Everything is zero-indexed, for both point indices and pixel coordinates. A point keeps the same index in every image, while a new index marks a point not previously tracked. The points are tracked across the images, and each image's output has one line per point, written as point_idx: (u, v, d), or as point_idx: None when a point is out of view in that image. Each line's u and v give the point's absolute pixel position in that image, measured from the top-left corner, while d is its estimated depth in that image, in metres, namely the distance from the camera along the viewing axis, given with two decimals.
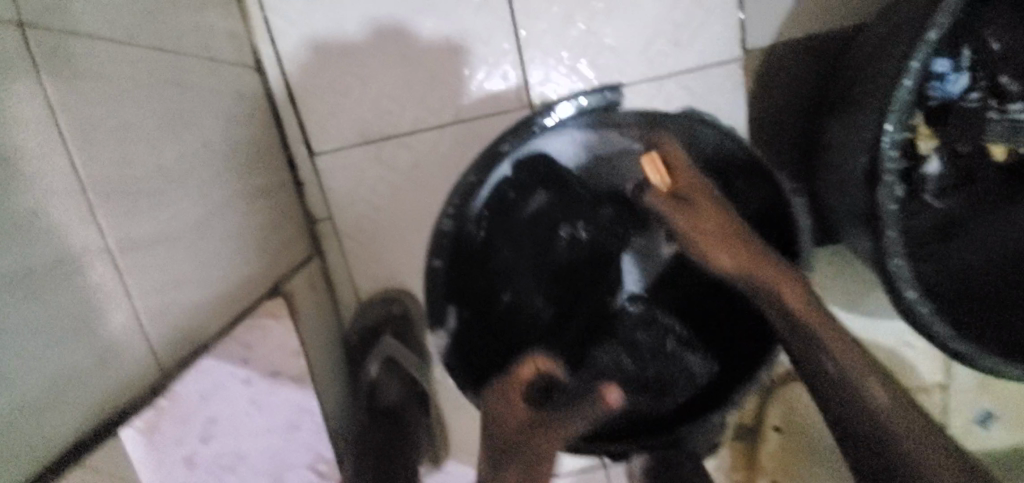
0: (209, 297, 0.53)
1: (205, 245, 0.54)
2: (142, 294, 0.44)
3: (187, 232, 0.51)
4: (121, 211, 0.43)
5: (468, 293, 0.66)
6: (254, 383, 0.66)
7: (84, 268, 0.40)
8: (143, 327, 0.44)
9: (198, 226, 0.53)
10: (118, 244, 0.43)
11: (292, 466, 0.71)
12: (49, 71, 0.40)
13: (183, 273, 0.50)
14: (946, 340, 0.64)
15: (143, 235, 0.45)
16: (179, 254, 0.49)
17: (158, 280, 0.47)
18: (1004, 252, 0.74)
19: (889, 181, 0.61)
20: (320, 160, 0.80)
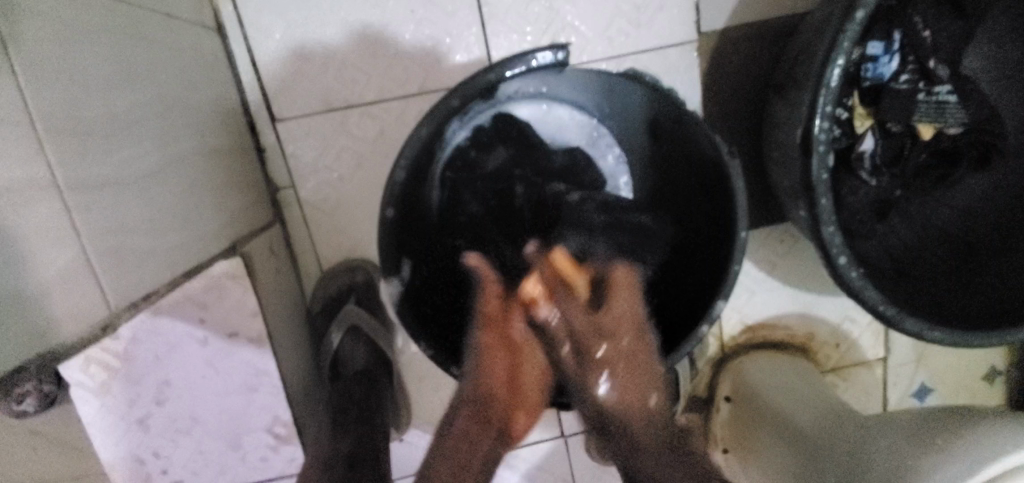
0: (162, 248, 0.54)
1: (155, 197, 0.54)
2: (93, 233, 0.45)
3: (136, 183, 0.52)
4: (82, 152, 0.45)
5: (421, 252, 0.65)
6: (211, 344, 0.71)
7: (39, 199, 0.40)
8: (94, 264, 0.45)
9: (155, 178, 0.55)
10: (71, 184, 0.43)
11: (252, 427, 0.75)
12: (21, 12, 0.41)
13: (141, 220, 0.52)
14: (875, 302, 0.68)
15: (93, 176, 0.46)
16: (128, 201, 0.50)
17: (117, 222, 0.48)
18: (930, 230, 0.82)
19: (820, 151, 0.65)
20: (283, 128, 0.80)
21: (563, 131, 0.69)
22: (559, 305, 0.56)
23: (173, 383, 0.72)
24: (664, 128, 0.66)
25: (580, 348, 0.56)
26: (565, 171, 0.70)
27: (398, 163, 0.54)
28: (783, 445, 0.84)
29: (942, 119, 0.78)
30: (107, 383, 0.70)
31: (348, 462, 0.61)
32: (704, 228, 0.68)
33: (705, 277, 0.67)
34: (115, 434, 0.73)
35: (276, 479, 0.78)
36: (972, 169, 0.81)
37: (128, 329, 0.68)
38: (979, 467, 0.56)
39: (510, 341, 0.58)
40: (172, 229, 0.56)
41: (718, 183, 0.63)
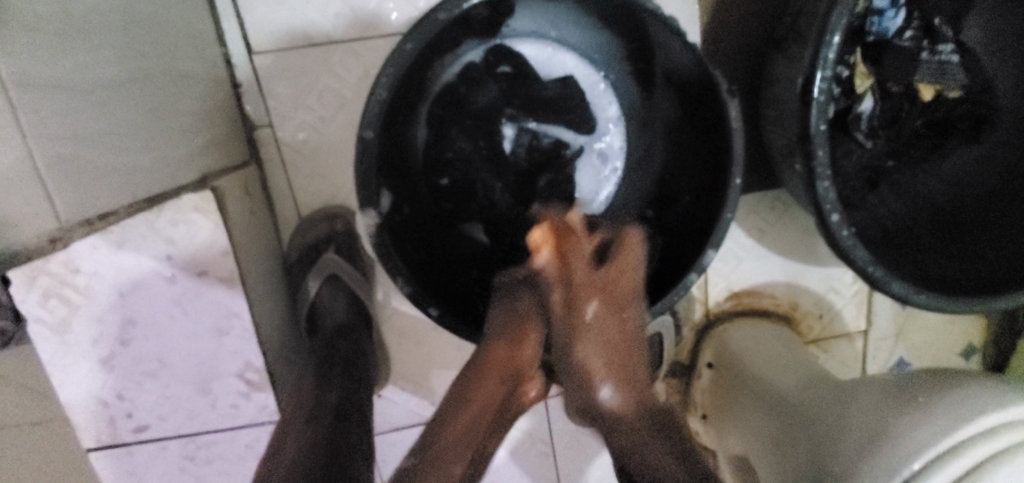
0: (112, 162, 0.52)
1: (111, 110, 0.52)
2: (38, 132, 0.44)
3: (92, 90, 0.50)
4: (16, 46, 0.42)
5: (395, 176, 0.64)
6: (179, 282, 0.67)
7: None
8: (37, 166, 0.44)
9: (112, 93, 0.52)
10: (13, 77, 0.42)
11: (221, 373, 0.72)
12: None
13: (88, 131, 0.49)
14: (860, 260, 0.66)
15: (42, 74, 0.44)
16: (77, 107, 0.48)
17: (54, 131, 0.45)
18: (920, 202, 0.81)
19: (818, 100, 0.62)
20: (260, 63, 0.76)
21: (552, 66, 0.72)
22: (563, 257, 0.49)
23: (138, 322, 0.68)
24: (656, 70, 0.67)
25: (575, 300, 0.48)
26: (556, 109, 0.72)
27: (380, 78, 0.51)
28: (763, 410, 0.82)
29: (943, 79, 0.76)
30: (68, 319, 0.67)
31: (335, 412, 0.58)
32: (694, 175, 0.67)
33: (693, 225, 0.66)
34: (75, 374, 0.69)
35: (247, 428, 0.76)
36: (964, 141, 0.80)
37: (90, 264, 0.64)
38: (957, 425, 0.55)
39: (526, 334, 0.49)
40: (123, 150, 0.53)
41: (717, 125, 0.61)
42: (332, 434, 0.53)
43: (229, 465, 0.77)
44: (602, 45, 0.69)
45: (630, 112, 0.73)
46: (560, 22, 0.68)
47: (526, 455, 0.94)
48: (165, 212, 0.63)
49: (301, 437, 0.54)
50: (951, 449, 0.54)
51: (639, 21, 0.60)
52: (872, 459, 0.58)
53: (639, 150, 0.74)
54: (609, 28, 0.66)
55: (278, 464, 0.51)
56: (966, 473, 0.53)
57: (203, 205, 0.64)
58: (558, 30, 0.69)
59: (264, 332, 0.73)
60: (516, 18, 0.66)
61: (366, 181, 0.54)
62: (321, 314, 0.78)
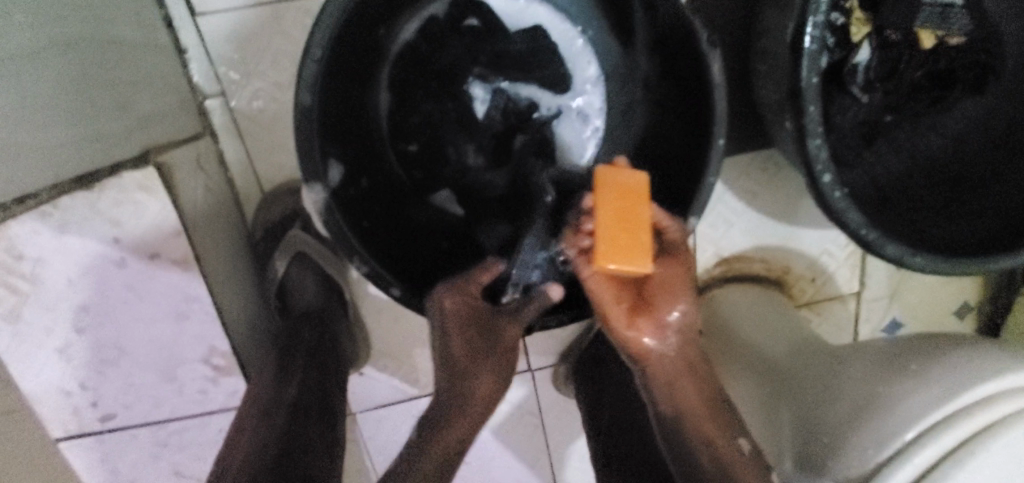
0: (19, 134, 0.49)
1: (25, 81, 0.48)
2: None
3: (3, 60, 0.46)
4: None
5: (348, 146, 0.59)
6: (129, 266, 0.64)
7: None
8: None
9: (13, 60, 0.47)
10: None
11: (185, 359, 0.69)
12: None
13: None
14: (852, 222, 0.62)
15: None
16: None
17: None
18: (918, 158, 0.77)
19: (810, 49, 0.57)
20: (205, 25, 0.69)
21: (520, 18, 0.66)
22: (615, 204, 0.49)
23: (92, 310, 0.64)
24: (633, 19, 0.62)
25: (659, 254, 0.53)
26: (527, 65, 0.66)
27: (311, 39, 0.46)
28: (749, 377, 0.80)
29: (944, 25, 0.71)
30: (18, 308, 0.63)
31: (294, 402, 0.56)
32: (679, 134, 0.62)
33: (677, 190, 0.61)
34: (32, 364, 0.66)
35: (219, 413, 0.73)
36: (967, 92, 0.75)
37: (34, 248, 0.60)
38: (955, 393, 0.53)
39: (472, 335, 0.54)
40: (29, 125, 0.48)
41: (700, 80, 0.55)
42: (287, 429, 0.52)
43: (203, 451, 0.75)
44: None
45: (611, 68, 0.68)
46: None
47: (513, 429, 0.91)
48: (107, 192, 0.60)
49: (255, 432, 0.52)
50: (948, 418, 0.52)
51: None
52: (861, 427, 0.56)
53: (619, 111, 0.68)
54: None
55: (230, 461, 0.51)
56: (961, 444, 0.51)
57: (146, 183, 0.60)
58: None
59: (230, 314, 0.70)
60: None
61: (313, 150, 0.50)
62: (290, 294, 0.75)
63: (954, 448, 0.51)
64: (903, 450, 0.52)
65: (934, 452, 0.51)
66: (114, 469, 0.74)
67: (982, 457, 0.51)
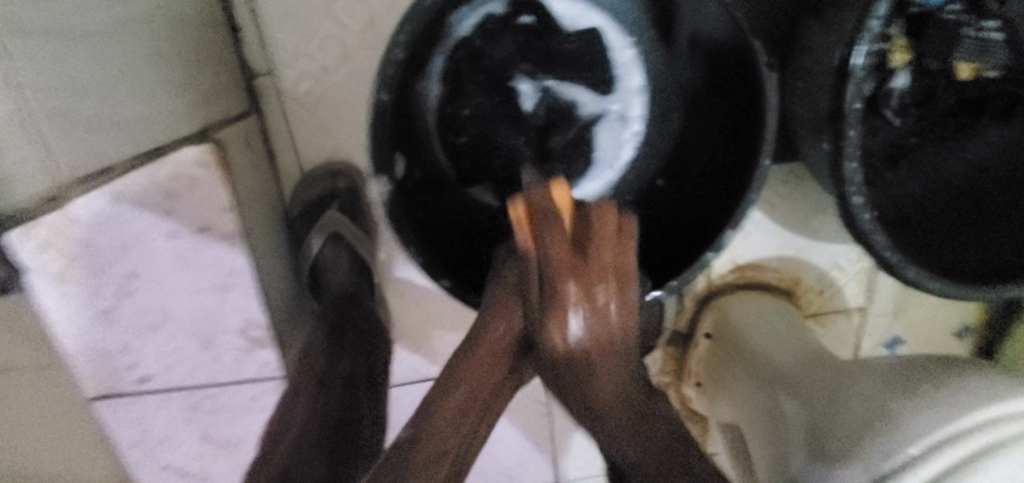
0: (111, 111, 0.52)
1: (106, 58, 0.51)
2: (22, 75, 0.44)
3: (87, 38, 0.49)
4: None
5: (405, 139, 0.61)
6: (179, 237, 0.66)
7: None
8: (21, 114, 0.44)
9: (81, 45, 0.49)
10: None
11: (224, 329, 0.72)
12: None
13: (83, 81, 0.49)
14: (876, 244, 0.65)
15: (36, 24, 0.45)
16: (71, 53, 0.48)
17: (42, 81, 0.46)
18: (939, 182, 0.78)
19: (857, 76, 0.59)
20: (259, 4, 0.70)
21: (578, 21, 0.67)
22: (544, 238, 0.44)
23: (140, 275, 0.67)
24: (685, 32, 0.63)
25: (547, 313, 0.44)
26: (576, 65, 0.68)
27: (396, 38, 0.49)
28: (756, 379, 0.84)
29: (982, 58, 0.74)
30: (68, 270, 0.63)
31: (348, 377, 0.61)
32: (718, 147, 0.64)
33: (712, 200, 0.64)
34: (77, 326, 0.68)
35: (250, 382, 0.76)
36: (996, 121, 0.76)
37: None
38: (963, 415, 0.56)
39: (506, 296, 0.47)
40: (111, 101, 0.52)
41: (751, 100, 0.57)
42: (339, 404, 0.58)
43: (233, 416, 0.78)
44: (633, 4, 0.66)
45: (656, 79, 0.70)
46: None
47: (523, 412, 0.95)
48: (164, 166, 0.61)
49: (307, 409, 0.58)
50: (953, 437, 0.55)
51: None
52: (869, 438, 0.59)
53: (658, 119, 0.71)
54: None
55: (282, 435, 0.56)
56: (968, 458, 0.53)
57: (203, 160, 0.61)
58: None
59: (268, 290, 0.72)
60: None
61: (379, 144, 0.52)
62: (325, 273, 0.77)
63: (961, 462, 0.53)
64: (909, 462, 0.55)
65: (941, 464, 0.53)
66: (145, 428, 0.77)
67: (991, 473, 0.52)
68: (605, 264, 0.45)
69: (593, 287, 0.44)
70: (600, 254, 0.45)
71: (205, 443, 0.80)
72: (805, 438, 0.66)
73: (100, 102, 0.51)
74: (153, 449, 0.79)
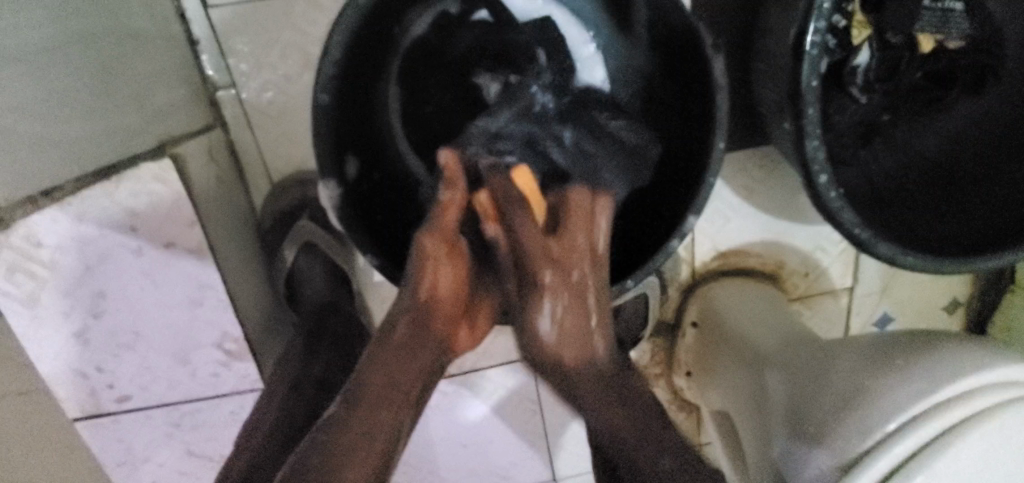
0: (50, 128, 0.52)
1: (47, 79, 0.52)
2: None
3: (26, 57, 0.50)
4: None
5: (360, 142, 0.62)
6: (146, 255, 0.65)
7: None
8: None
9: (15, 65, 0.49)
10: None
11: (200, 344, 0.72)
12: None
13: (23, 102, 0.50)
14: (844, 221, 0.64)
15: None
16: (11, 74, 0.48)
17: None
18: (912, 158, 0.78)
19: (811, 53, 0.59)
20: (215, 17, 0.70)
21: (531, 14, 0.67)
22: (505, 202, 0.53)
23: (110, 295, 0.67)
24: (638, 20, 0.63)
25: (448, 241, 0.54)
26: (531, 58, 0.66)
27: (330, 40, 0.51)
28: (744, 368, 0.83)
29: (945, 29, 0.74)
30: (36, 293, 0.64)
31: (321, 378, 0.62)
32: (678, 133, 0.65)
33: (677, 186, 0.64)
34: (49, 349, 0.68)
35: (230, 396, 0.76)
36: (965, 93, 0.77)
37: (52, 237, 0.61)
38: (936, 387, 0.55)
39: (445, 255, 0.51)
40: (51, 120, 0.53)
41: (703, 83, 0.58)
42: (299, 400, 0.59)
43: (216, 431, 0.78)
44: None
45: (617, 69, 0.69)
46: None
47: (510, 412, 0.94)
48: (125, 183, 0.60)
49: (277, 408, 0.59)
50: (927, 410, 0.54)
51: None
52: (846, 418, 0.58)
53: (622, 108, 0.70)
54: None
55: (255, 433, 0.57)
56: (933, 438, 0.53)
57: (162, 173, 0.61)
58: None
59: (241, 302, 0.72)
60: None
61: (323, 146, 0.54)
62: (301, 283, 0.77)
63: (933, 439, 0.53)
64: (884, 440, 0.54)
65: (912, 443, 0.53)
66: (129, 447, 0.77)
67: (956, 449, 0.53)
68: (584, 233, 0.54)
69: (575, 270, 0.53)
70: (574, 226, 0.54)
71: (191, 459, 0.80)
72: (784, 417, 0.65)
73: (35, 121, 0.51)
74: (138, 468, 0.79)
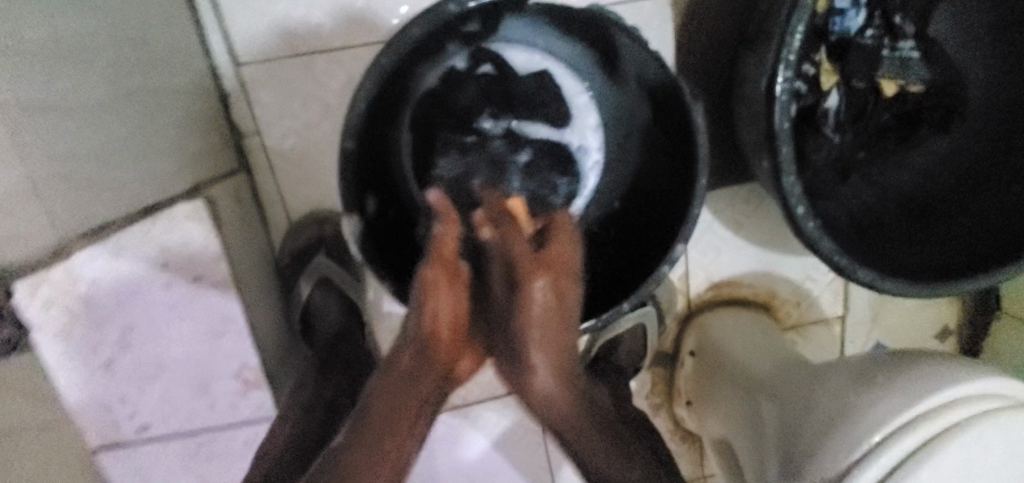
0: (113, 172, 0.58)
1: (112, 129, 0.58)
2: (43, 145, 0.49)
3: (97, 111, 0.56)
4: (39, 81, 0.49)
5: (375, 182, 0.68)
6: (175, 289, 0.70)
7: (23, 114, 0.48)
8: (38, 177, 0.49)
9: (86, 117, 0.55)
10: (35, 96, 0.49)
11: (219, 374, 0.75)
12: None
13: (91, 149, 0.55)
14: (824, 249, 0.69)
15: (68, 100, 0.52)
16: (83, 123, 0.54)
17: (69, 151, 0.52)
18: (887, 192, 0.85)
19: (781, 98, 0.65)
20: (245, 73, 0.78)
21: (531, 67, 0.74)
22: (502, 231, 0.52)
23: (137, 328, 0.71)
24: (626, 72, 0.70)
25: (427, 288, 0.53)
26: (533, 105, 0.75)
27: (356, 94, 0.57)
28: (739, 393, 0.87)
29: (904, 74, 0.79)
30: (69, 328, 0.67)
31: (330, 402, 0.69)
32: (665, 170, 0.71)
33: (665, 218, 0.70)
34: (77, 380, 0.72)
35: (245, 426, 0.79)
36: (932, 131, 0.84)
37: (91, 271, 0.65)
38: (916, 399, 0.58)
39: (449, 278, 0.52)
40: (114, 165, 0.58)
41: (685, 126, 0.64)
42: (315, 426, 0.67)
43: (229, 462, 0.80)
44: (579, 50, 0.73)
45: (610, 114, 0.76)
46: (537, 34, 0.72)
47: (514, 443, 0.96)
48: (159, 222, 0.66)
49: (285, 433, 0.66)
50: (908, 422, 0.58)
51: (614, 28, 0.63)
52: (834, 433, 0.61)
53: (614, 149, 0.77)
54: (585, 35, 0.69)
55: (262, 460, 0.65)
56: (916, 449, 0.56)
57: (195, 214, 0.67)
58: (548, 41, 0.73)
59: (259, 334, 0.76)
60: (516, 31, 0.71)
61: (347, 186, 0.59)
62: (316, 317, 0.82)
63: (915, 451, 0.56)
64: (871, 451, 0.57)
65: (896, 454, 0.57)
66: (145, 478, 0.79)
67: (938, 458, 0.56)
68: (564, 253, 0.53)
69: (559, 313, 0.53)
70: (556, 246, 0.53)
71: None
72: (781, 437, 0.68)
73: (103, 167, 0.57)
74: None
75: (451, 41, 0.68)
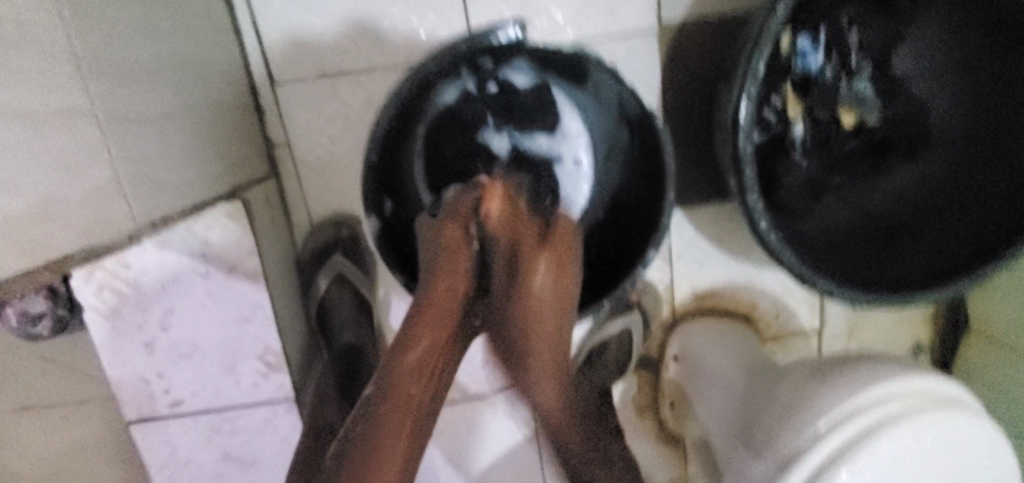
0: (175, 173, 0.68)
1: (174, 139, 0.68)
2: (124, 149, 0.60)
3: (163, 122, 0.67)
4: (124, 97, 0.60)
5: (393, 188, 0.80)
6: (212, 277, 0.79)
7: (116, 125, 0.59)
8: (120, 177, 0.59)
9: (158, 128, 0.66)
10: (121, 110, 0.59)
11: (244, 356, 0.84)
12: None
13: (161, 155, 0.66)
14: (787, 261, 0.78)
15: (144, 113, 0.63)
16: (155, 132, 0.65)
17: (148, 156, 0.63)
18: (861, 213, 0.92)
19: (744, 127, 0.75)
20: (280, 92, 0.89)
21: (529, 91, 0.82)
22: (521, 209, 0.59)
23: (176, 312, 0.80)
24: (612, 100, 0.79)
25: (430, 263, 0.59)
26: (532, 125, 0.85)
27: (379, 116, 0.69)
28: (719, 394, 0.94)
29: (858, 107, 0.91)
30: (118, 308, 0.78)
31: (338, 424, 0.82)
32: (642, 184, 0.81)
33: (641, 226, 0.80)
34: (123, 356, 0.81)
35: (264, 405, 0.87)
36: (903, 159, 0.91)
37: (139, 260, 0.75)
38: (861, 391, 0.67)
39: (463, 271, 0.58)
40: (178, 168, 0.69)
41: (654, 149, 0.76)
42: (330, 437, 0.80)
43: (249, 438, 0.89)
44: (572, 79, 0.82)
45: (598, 135, 0.86)
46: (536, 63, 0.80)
47: (506, 434, 1.04)
48: (201, 219, 0.75)
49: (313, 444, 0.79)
50: (854, 411, 0.65)
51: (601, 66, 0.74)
52: (792, 422, 0.68)
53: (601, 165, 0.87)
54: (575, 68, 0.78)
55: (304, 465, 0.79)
56: (861, 434, 0.64)
57: (234, 213, 0.77)
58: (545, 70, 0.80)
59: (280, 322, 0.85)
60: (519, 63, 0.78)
61: (368, 189, 0.73)
62: (331, 314, 0.93)
63: (860, 435, 0.64)
64: (818, 438, 0.65)
65: (842, 437, 0.64)
66: (172, 450, 0.88)
67: (880, 442, 0.63)
68: (567, 245, 0.58)
69: (566, 269, 0.58)
70: (559, 237, 0.58)
71: (223, 465, 0.90)
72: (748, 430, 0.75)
73: (170, 170, 0.67)
74: (176, 471, 0.89)
75: (461, 71, 0.77)
